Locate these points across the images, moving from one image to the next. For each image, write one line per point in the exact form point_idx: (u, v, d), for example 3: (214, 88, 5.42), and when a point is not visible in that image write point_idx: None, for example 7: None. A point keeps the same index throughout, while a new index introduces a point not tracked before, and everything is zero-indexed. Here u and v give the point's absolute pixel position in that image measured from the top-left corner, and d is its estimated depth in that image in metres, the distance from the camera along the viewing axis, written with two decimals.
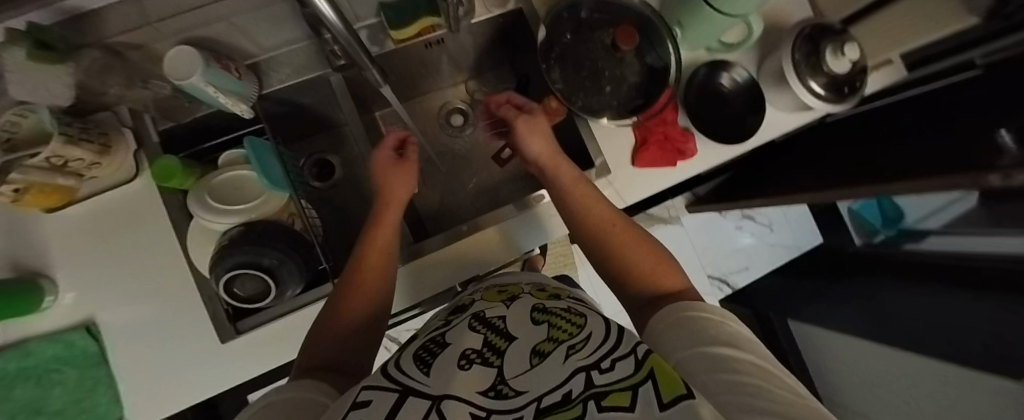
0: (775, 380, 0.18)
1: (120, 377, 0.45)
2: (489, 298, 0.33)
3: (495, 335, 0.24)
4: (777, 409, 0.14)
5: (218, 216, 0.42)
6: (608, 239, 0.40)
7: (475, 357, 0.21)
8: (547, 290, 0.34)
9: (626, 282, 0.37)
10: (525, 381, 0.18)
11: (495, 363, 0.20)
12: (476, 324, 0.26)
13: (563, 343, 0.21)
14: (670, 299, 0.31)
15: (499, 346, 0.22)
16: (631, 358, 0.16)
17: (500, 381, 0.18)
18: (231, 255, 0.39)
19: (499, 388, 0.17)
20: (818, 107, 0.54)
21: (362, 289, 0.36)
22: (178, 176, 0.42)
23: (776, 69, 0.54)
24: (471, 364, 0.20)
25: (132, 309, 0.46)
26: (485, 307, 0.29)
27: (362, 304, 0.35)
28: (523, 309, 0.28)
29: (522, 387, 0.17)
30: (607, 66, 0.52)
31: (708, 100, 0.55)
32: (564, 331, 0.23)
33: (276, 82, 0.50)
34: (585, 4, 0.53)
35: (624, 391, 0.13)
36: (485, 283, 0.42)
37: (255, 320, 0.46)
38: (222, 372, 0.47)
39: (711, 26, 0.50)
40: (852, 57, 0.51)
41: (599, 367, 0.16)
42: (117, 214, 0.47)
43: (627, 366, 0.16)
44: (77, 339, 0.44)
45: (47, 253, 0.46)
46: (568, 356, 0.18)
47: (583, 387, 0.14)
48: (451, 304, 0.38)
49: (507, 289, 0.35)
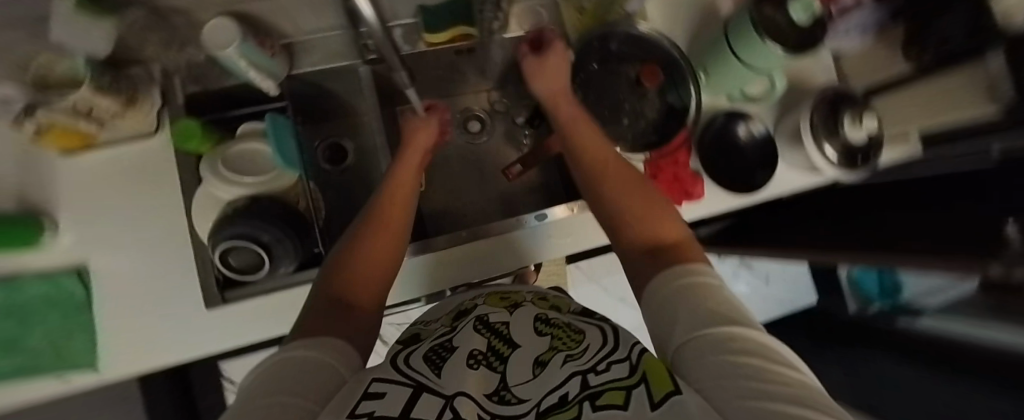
0: (775, 357, 0.18)
1: (100, 326, 0.45)
2: (493, 304, 0.36)
3: (499, 341, 0.28)
4: (772, 388, 0.14)
5: (226, 185, 0.42)
6: (616, 193, 0.40)
7: (480, 359, 0.25)
8: (548, 300, 0.37)
9: (626, 230, 0.37)
10: (526, 388, 0.21)
11: (499, 370, 0.24)
12: (480, 327, 0.30)
13: (564, 351, 0.24)
14: (669, 257, 0.32)
15: (502, 352, 0.26)
16: (624, 364, 0.20)
17: (502, 387, 0.22)
18: (233, 228, 0.40)
19: (501, 393, 0.21)
20: (828, 170, 0.53)
21: (377, 241, 0.35)
22: (196, 138, 0.43)
23: (793, 127, 0.55)
24: (477, 367, 0.24)
25: (127, 260, 0.46)
26: (489, 313, 0.33)
27: (368, 269, 0.33)
28: (525, 318, 0.31)
29: (523, 395, 0.20)
30: (628, 99, 0.54)
31: (722, 147, 0.56)
32: (564, 341, 0.26)
33: (306, 65, 0.52)
34: (616, 37, 0.54)
35: (620, 390, 0.17)
36: (485, 288, 0.43)
37: (242, 291, 0.46)
38: (204, 337, 0.47)
39: (735, 75, 0.52)
40: (869, 127, 0.53)
41: (594, 371, 0.20)
42: (130, 166, 0.48)
43: (622, 370, 0.19)
44: (66, 281, 0.44)
45: (54, 194, 0.46)
46: (566, 362, 0.22)
47: (578, 390, 0.18)
48: (453, 308, 0.39)
49: (510, 296, 0.38)
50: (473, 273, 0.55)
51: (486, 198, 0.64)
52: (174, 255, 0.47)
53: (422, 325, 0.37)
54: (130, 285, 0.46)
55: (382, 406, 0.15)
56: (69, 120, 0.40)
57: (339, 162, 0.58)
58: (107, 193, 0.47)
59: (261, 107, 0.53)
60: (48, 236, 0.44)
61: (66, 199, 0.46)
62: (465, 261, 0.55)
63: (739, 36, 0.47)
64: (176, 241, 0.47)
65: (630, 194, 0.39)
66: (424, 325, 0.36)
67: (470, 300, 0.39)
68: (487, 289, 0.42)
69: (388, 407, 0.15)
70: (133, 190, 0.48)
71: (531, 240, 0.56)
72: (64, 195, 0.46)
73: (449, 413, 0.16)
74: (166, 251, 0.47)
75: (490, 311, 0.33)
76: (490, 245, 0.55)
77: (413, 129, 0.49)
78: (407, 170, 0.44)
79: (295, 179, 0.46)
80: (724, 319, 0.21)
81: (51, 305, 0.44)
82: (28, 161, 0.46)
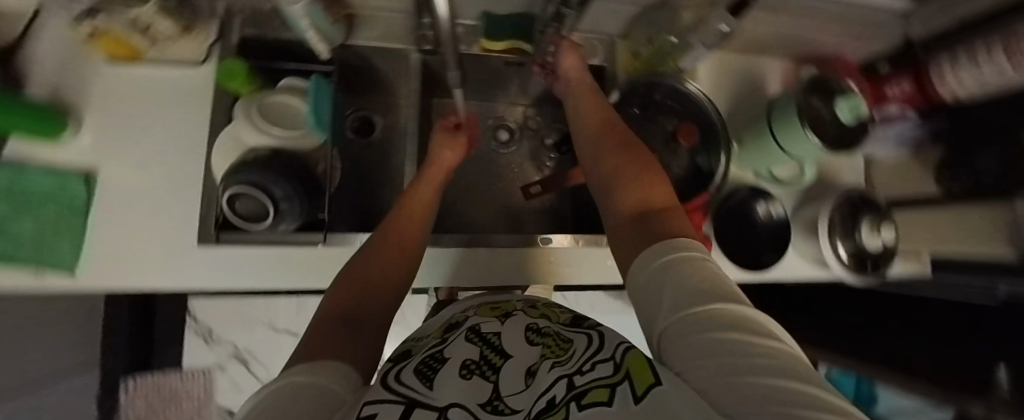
0: (755, 326, 0.19)
1: (92, 234, 0.45)
2: (485, 313, 0.36)
3: (491, 351, 0.28)
4: (756, 373, 0.15)
5: (256, 133, 0.43)
6: (614, 169, 0.40)
7: (474, 368, 0.25)
8: (541, 309, 0.36)
9: (617, 200, 0.38)
10: (520, 399, 0.21)
11: (491, 379, 0.24)
12: (473, 337, 0.30)
13: (551, 359, 0.25)
14: (658, 218, 0.33)
15: (495, 364, 0.26)
16: (610, 363, 0.20)
17: (496, 397, 0.22)
18: (248, 175, 0.39)
19: (495, 403, 0.21)
20: (838, 271, 0.54)
21: (386, 269, 0.36)
22: (241, 79, 0.44)
23: (810, 219, 0.56)
24: (471, 377, 0.24)
25: (138, 176, 0.47)
26: (482, 323, 0.33)
27: (366, 303, 0.32)
28: (517, 328, 0.31)
29: (516, 406, 0.20)
30: (659, 150, 0.55)
31: (738, 220, 0.56)
32: (553, 349, 0.27)
33: (361, 38, 0.53)
34: (662, 88, 0.55)
35: (605, 387, 0.17)
36: (473, 301, 0.42)
37: (236, 235, 0.45)
38: (189, 271, 0.46)
39: (766, 155, 0.53)
40: (884, 238, 0.53)
41: (580, 372, 0.21)
42: (168, 88, 0.49)
43: (607, 369, 0.19)
44: (73, 181, 0.44)
45: (87, 96, 0.47)
46: (553, 368, 0.23)
47: (565, 393, 0.19)
48: (444, 322, 0.38)
49: (501, 306, 0.38)
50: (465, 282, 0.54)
51: (496, 207, 0.64)
52: (186, 182, 0.48)
53: (415, 340, 0.36)
54: (135, 200, 0.46)
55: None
56: (126, 32, 0.41)
57: (364, 137, 0.59)
58: (140, 108, 0.48)
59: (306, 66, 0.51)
60: (70, 131, 0.45)
61: (98, 104, 0.47)
62: (457, 267, 0.54)
63: (782, 119, 0.48)
64: (194, 171, 0.48)
65: (627, 169, 0.39)
66: (416, 340, 0.36)
67: (461, 312, 0.38)
68: (478, 302, 0.41)
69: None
70: (167, 113, 0.48)
71: (527, 263, 0.56)
72: (97, 99, 0.47)
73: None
74: (179, 176, 0.48)
75: (483, 320, 0.33)
76: (488, 256, 0.55)
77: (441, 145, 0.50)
78: (421, 203, 0.44)
79: (320, 143, 0.46)
80: (709, 294, 0.22)
81: (47, 200, 0.43)
82: (73, 59, 0.46)
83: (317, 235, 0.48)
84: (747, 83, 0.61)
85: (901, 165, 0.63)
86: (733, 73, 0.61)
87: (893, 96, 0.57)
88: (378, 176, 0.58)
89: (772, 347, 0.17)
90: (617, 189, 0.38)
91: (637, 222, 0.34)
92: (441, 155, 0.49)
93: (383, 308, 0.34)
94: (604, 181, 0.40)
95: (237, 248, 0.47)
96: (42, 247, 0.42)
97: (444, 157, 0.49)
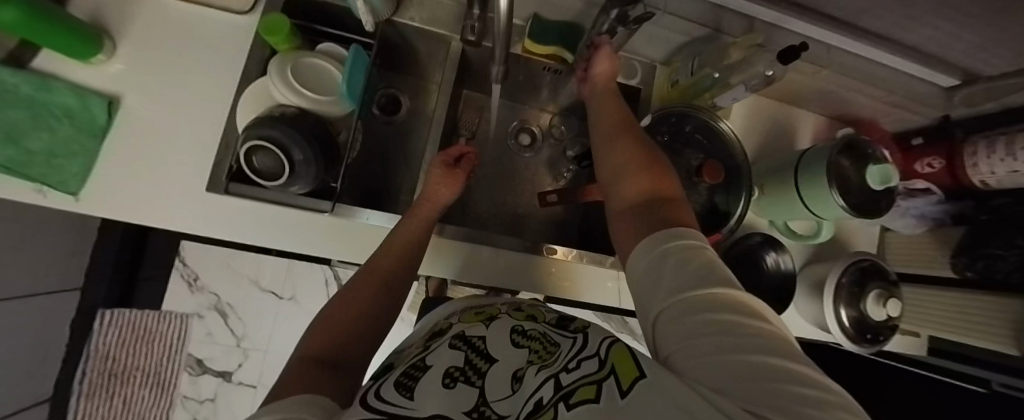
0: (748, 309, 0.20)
1: (104, 159, 0.44)
2: (468, 319, 0.35)
3: (476, 354, 0.26)
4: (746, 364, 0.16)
5: (288, 91, 0.42)
6: (621, 160, 0.38)
7: (458, 376, 0.23)
8: (525, 310, 0.36)
9: (623, 189, 0.36)
10: (507, 406, 0.20)
11: (477, 384, 0.22)
12: (457, 343, 0.28)
13: (538, 365, 0.24)
14: (661, 208, 0.32)
15: (480, 368, 0.25)
16: (594, 359, 0.20)
17: (482, 403, 0.20)
18: (270, 131, 0.39)
19: (482, 410, 0.19)
20: (838, 336, 0.53)
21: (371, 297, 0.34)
22: (281, 34, 0.43)
23: (818, 279, 0.55)
24: (455, 384, 0.22)
25: (160, 112, 0.46)
26: (466, 328, 0.31)
27: (351, 340, 0.29)
28: (502, 333, 0.30)
29: (503, 412, 0.19)
30: (680, 183, 0.53)
31: (747, 268, 0.54)
32: (539, 355, 0.26)
33: (407, 16, 0.52)
34: (693, 120, 0.54)
35: (592, 385, 0.17)
36: (459, 303, 0.42)
37: (246, 188, 0.44)
38: (192, 216, 0.46)
39: (787, 207, 0.52)
40: (890, 313, 0.52)
41: (566, 370, 0.20)
42: (208, 30, 0.49)
43: (592, 366, 0.19)
44: (94, 102, 0.44)
45: (126, 23, 0.46)
46: (540, 372, 0.22)
47: (553, 393, 0.18)
48: (428, 330, 0.37)
49: (485, 310, 0.37)
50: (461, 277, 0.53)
51: (505, 209, 0.64)
52: (206, 125, 0.47)
53: (398, 352, 0.34)
54: (151, 133, 0.46)
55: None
56: None
57: (389, 114, 0.61)
58: (175, 44, 0.48)
59: (348, 35, 0.52)
60: (100, 58, 0.45)
61: (134, 33, 0.47)
62: (454, 261, 0.53)
63: (809, 174, 0.47)
64: (215, 117, 0.48)
65: (636, 161, 0.37)
66: (399, 352, 0.34)
67: (445, 320, 0.37)
68: (462, 306, 0.40)
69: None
70: (201, 54, 0.48)
71: (522, 270, 0.55)
72: (135, 28, 0.47)
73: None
74: (201, 119, 0.47)
75: (466, 326, 0.32)
76: (489, 256, 0.54)
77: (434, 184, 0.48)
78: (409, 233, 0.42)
79: (345, 113, 0.46)
80: (706, 276, 0.22)
81: (67, 117, 0.43)
82: None
83: (325, 204, 0.46)
84: (778, 131, 0.60)
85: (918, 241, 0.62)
86: (767, 119, 0.60)
87: (924, 172, 0.56)
88: (395, 156, 0.60)
89: (761, 328, 0.18)
90: (625, 173, 0.37)
91: (642, 212, 0.33)
92: (434, 190, 0.47)
93: (368, 343, 0.31)
94: (612, 163, 0.38)
95: (243, 202, 0.47)
96: (53, 163, 0.42)
97: (438, 193, 0.46)
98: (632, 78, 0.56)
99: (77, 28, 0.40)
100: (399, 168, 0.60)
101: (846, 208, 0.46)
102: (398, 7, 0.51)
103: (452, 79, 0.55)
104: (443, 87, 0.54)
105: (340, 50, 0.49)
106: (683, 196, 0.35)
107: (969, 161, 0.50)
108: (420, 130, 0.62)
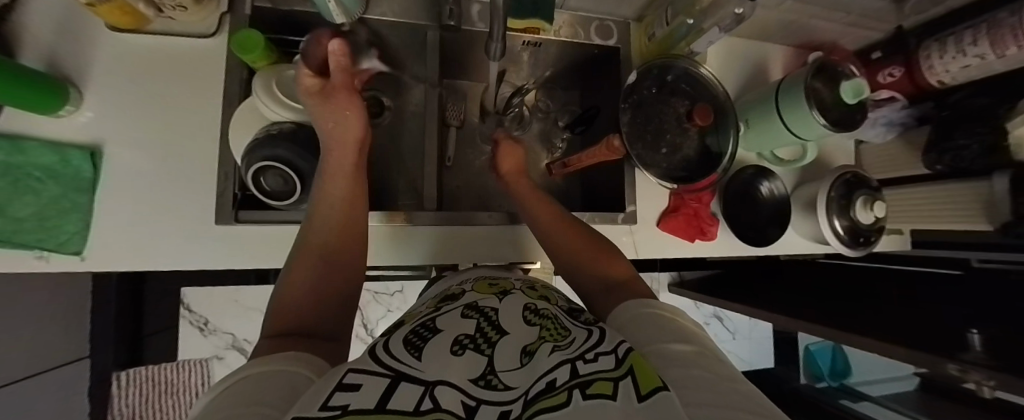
0: (719, 368, 0.22)
1: (100, 214, 0.43)
2: (481, 289, 0.36)
3: (489, 326, 0.28)
4: (724, 400, 0.17)
5: (276, 105, 0.41)
6: (575, 256, 0.43)
7: (467, 343, 0.25)
8: (537, 290, 0.38)
9: (583, 275, 0.41)
10: (514, 376, 0.22)
11: (486, 353, 0.24)
12: (469, 312, 0.30)
13: (550, 343, 0.25)
14: (621, 290, 0.36)
15: (491, 338, 0.26)
16: (611, 356, 0.20)
17: (489, 371, 0.22)
18: (271, 151, 0.38)
19: (488, 378, 0.21)
20: (834, 245, 0.58)
21: (329, 253, 0.34)
22: (258, 51, 0.42)
23: (810, 197, 0.59)
24: (464, 351, 0.23)
25: (145, 154, 0.45)
26: (478, 300, 0.33)
27: (317, 303, 0.29)
28: (515, 306, 0.31)
29: (510, 383, 0.21)
30: (671, 131, 0.56)
31: (743, 200, 0.59)
32: (551, 333, 0.27)
33: (376, 13, 0.51)
34: (673, 69, 0.57)
35: (608, 381, 0.17)
36: (467, 274, 0.45)
37: (257, 215, 0.46)
38: (204, 253, 0.45)
39: (771, 136, 0.56)
40: (877, 214, 0.56)
41: (583, 360, 0.20)
42: (174, 59, 0.47)
43: (609, 361, 0.19)
44: (76, 157, 0.42)
45: (87, 66, 0.44)
46: (555, 352, 0.23)
47: (567, 378, 0.18)
48: (439, 293, 0.39)
49: (498, 284, 0.39)
50: (477, 257, 0.56)
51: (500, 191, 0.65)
52: (198, 161, 0.46)
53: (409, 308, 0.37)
54: (139, 181, 0.44)
55: (356, 397, 0.14)
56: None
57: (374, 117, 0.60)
58: (147, 82, 0.46)
59: None
60: (69, 109, 0.42)
61: (101, 74, 0.44)
62: (469, 243, 0.55)
63: (788, 98, 0.50)
64: (205, 150, 0.46)
65: (580, 247, 0.43)
66: (410, 309, 0.37)
67: (457, 286, 0.39)
68: (473, 275, 0.43)
69: (362, 399, 0.14)
70: (174, 85, 0.46)
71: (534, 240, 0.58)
72: (102, 70, 0.44)
73: (428, 403, 0.15)
74: (191, 155, 0.46)
75: (479, 297, 0.34)
76: (508, 234, 0.57)
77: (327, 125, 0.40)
78: (343, 202, 0.38)
79: None
80: (672, 335, 0.25)
81: (49, 176, 0.41)
82: (75, 26, 0.44)
83: None
84: (750, 68, 0.64)
85: (890, 148, 0.67)
86: (739, 59, 0.64)
87: (885, 82, 0.61)
88: (387, 160, 0.60)
89: (734, 384, 0.20)
90: (581, 268, 0.41)
91: (602, 291, 0.37)
92: (332, 127, 0.40)
93: (341, 313, 0.31)
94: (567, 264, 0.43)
95: (250, 231, 0.46)
96: (48, 227, 0.40)
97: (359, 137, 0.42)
98: (609, 39, 0.59)
99: (41, 80, 0.37)
100: (395, 166, 0.61)
101: (826, 125, 0.49)
102: (367, 5, 0.50)
103: (436, 69, 0.55)
104: (428, 78, 0.54)
105: None
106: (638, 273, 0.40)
107: (925, 63, 0.55)
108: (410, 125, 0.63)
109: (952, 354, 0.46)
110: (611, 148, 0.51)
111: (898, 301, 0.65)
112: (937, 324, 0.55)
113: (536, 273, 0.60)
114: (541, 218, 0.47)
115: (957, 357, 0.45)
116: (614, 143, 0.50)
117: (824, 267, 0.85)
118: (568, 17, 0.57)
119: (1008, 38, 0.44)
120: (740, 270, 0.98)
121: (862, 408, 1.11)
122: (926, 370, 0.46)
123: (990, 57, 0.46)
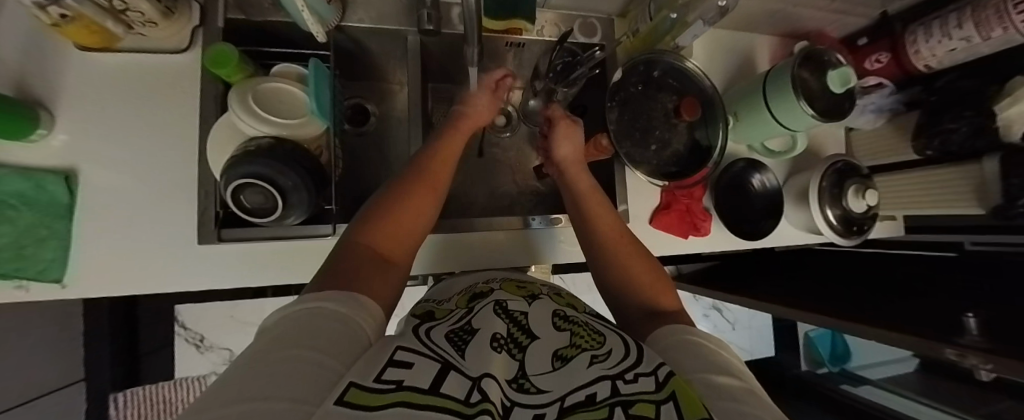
0: (764, 407, 0.21)
1: (81, 239, 0.42)
2: (510, 290, 0.37)
3: (519, 329, 0.28)
4: None
5: (254, 120, 0.40)
6: (620, 260, 0.42)
7: (502, 343, 0.25)
8: (564, 298, 0.38)
9: (626, 299, 0.40)
10: (548, 381, 0.21)
11: (517, 356, 0.24)
12: (500, 311, 0.30)
13: (587, 351, 0.24)
14: (667, 317, 0.36)
15: (522, 342, 0.26)
16: (652, 378, 0.20)
17: (522, 374, 0.22)
18: (251, 166, 0.37)
19: (521, 381, 0.21)
20: (827, 236, 0.58)
21: (405, 219, 0.35)
22: (230, 65, 0.40)
23: (802, 187, 0.59)
24: (500, 351, 0.24)
25: (126, 175, 0.44)
26: (507, 299, 0.33)
27: (384, 251, 0.32)
28: (544, 311, 0.31)
29: (544, 386, 0.21)
30: (660, 127, 0.56)
31: (733, 194, 0.59)
32: (585, 341, 0.26)
33: (355, 20, 0.50)
34: (661, 64, 0.56)
35: (650, 403, 0.17)
36: (463, 280, 0.46)
37: (240, 233, 0.45)
38: (191, 274, 0.45)
39: (760, 128, 0.55)
40: (868, 202, 0.56)
41: (623, 379, 0.20)
42: (148, 76, 0.45)
43: (649, 384, 0.19)
44: (50, 183, 0.41)
45: (54, 87, 0.42)
46: (592, 363, 0.22)
47: (610, 394, 0.18)
48: (467, 289, 0.40)
49: (526, 286, 0.39)
50: (473, 263, 0.55)
51: (491, 195, 0.64)
52: (179, 180, 0.45)
53: (436, 304, 0.38)
54: (121, 202, 0.43)
55: (408, 375, 0.17)
56: (99, 17, 0.38)
57: (359, 125, 0.60)
58: (124, 101, 0.44)
59: (301, 51, 0.53)
60: (42, 132, 0.41)
61: (73, 95, 0.43)
62: (466, 248, 0.55)
63: (775, 88, 0.50)
64: (187, 168, 0.45)
65: (623, 250, 0.43)
66: (438, 304, 0.38)
67: (484, 285, 0.40)
68: (500, 276, 0.45)
69: (414, 378, 0.16)
70: (151, 103, 0.45)
71: (529, 244, 0.57)
72: (71, 90, 0.43)
73: (476, 394, 0.16)
74: (172, 173, 0.45)
75: (509, 297, 0.34)
76: (505, 238, 0.56)
77: (459, 116, 0.47)
78: (430, 185, 0.38)
79: (322, 131, 0.46)
80: (714, 364, 0.25)
81: (24, 203, 0.40)
82: (40, 45, 0.42)
83: (324, 228, 0.47)
84: (737, 59, 0.64)
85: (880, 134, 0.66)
86: (724, 50, 0.64)
87: (873, 69, 0.60)
88: (375, 168, 0.59)
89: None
90: (626, 281, 0.41)
91: (647, 317, 0.37)
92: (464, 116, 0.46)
93: (403, 258, 0.34)
94: (605, 269, 0.43)
95: (235, 248, 0.46)
96: (25, 255, 0.39)
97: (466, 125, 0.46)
98: (594, 37, 0.58)
99: (10, 106, 0.36)
100: (383, 173, 0.59)
101: (815, 115, 0.48)
102: (344, 12, 0.49)
103: (419, 74, 0.54)
104: (411, 83, 0.53)
105: (297, 68, 0.48)
106: (682, 306, 0.38)
107: (911, 47, 0.54)
108: (397, 131, 0.62)
109: (949, 338, 0.46)
110: (600, 147, 0.52)
111: (891, 286, 0.65)
112: (934, 309, 0.55)
113: (536, 272, 0.58)
114: (592, 208, 0.46)
115: (955, 341, 0.44)
116: (602, 141, 0.51)
117: (822, 255, 0.84)
118: (552, 16, 0.56)
119: (994, 20, 0.44)
120: (736, 261, 0.98)
121: (861, 391, 1.12)
122: (925, 356, 0.46)
123: (976, 39, 0.46)
